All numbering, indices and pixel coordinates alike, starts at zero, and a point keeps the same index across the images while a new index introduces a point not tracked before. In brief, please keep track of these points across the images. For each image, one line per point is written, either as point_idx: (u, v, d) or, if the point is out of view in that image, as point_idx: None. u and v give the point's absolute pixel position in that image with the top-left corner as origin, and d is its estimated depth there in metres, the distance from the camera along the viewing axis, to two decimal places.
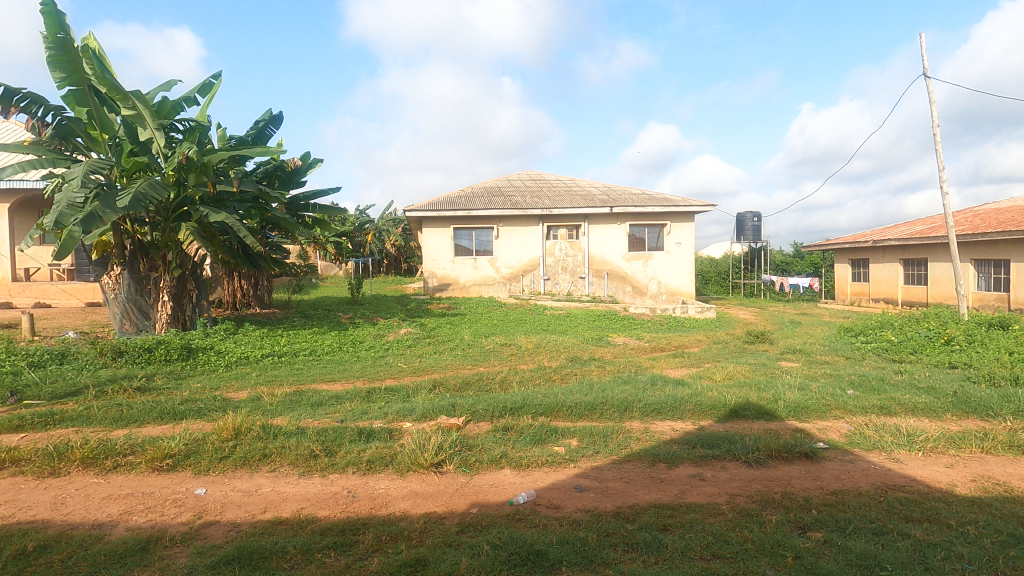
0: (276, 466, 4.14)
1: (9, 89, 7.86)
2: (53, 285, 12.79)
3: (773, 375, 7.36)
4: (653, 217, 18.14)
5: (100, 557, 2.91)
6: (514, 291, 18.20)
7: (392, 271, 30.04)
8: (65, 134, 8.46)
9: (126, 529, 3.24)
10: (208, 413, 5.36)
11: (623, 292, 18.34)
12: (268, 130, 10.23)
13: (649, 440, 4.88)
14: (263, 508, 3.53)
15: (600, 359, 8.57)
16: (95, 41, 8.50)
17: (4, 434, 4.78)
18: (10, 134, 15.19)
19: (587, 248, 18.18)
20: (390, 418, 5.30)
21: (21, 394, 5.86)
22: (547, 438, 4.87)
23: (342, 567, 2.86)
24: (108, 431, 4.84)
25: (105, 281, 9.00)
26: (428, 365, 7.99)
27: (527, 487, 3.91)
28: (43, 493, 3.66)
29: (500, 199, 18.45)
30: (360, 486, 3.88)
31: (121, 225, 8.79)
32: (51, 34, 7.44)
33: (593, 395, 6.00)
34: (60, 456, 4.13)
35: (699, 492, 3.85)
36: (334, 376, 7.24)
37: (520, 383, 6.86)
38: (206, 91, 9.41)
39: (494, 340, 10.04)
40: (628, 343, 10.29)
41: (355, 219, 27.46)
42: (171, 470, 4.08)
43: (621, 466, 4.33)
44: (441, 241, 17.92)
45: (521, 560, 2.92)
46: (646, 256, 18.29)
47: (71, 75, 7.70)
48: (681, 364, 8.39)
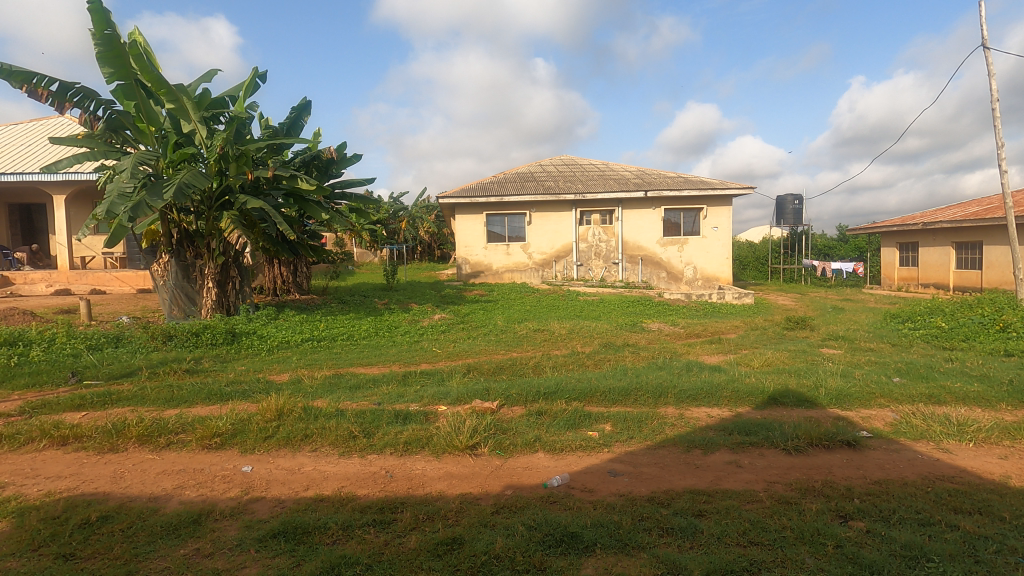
0: (317, 446, 4.29)
1: (65, 84, 8.22)
2: (107, 273, 13.44)
3: (814, 362, 7.14)
4: (689, 201, 17.75)
5: (156, 528, 3.08)
6: (547, 277, 18.16)
7: (425, 258, 30.50)
8: (115, 127, 8.74)
9: (180, 502, 3.42)
10: (252, 394, 5.58)
11: (658, 278, 18.06)
12: (301, 121, 10.44)
13: (684, 425, 4.83)
14: (306, 486, 3.66)
15: (634, 345, 8.48)
16: (140, 36, 8.75)
17: (66, 412, 5.08)
18: (65, 128, 15.93)
19: (621, 233, 17.95)
20: (426, 401, 5.40)
21: (81, 374, 6.22)
22: (581, 422, 4.88)
23: (381, 544, 2.95)
24: (161, 411, 5.09)
25: (155, 268, 9.38)
26: (462, 350, 8.09)
27: (560, 470, 3.94)
28: (104, 467, 3.90)
29: (532, 184, 18.38)
30: (397, 466, 3.98)
31: (168, 215, 9.09)
32: (98, 31, 7.65)
33: (627, 381, 5.97)
34: (117, 433, 4.37)
35: (735, 479, 3.80)
36: (371, 360, 7.41)
37: (553, 368, 6.90)
38: (247, 85, 9.62)
39: (527, 325, 10.09)
40: (663, 329, 10.16)
41: (390, 206, 27.70)
42: (220, 448, 4.27)
43: (655, 451, 4.31)
44: (474, 228, 17.98)
45: (556, 541, 2.96)
46: (681, 241, 17.95)
47: (119, 70, 7.94)
48: (717, 350, 8.23)
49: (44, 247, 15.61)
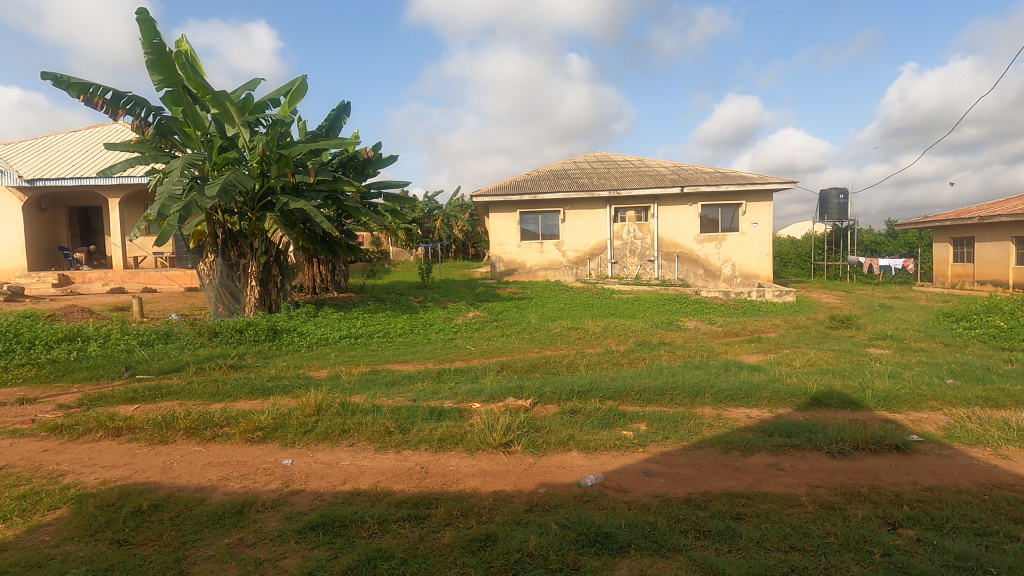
0: (354, 441, 4.38)
1: (118, 92, 8.61)
2: (157, 272, 14.06)
3: (861, 362, 6.87)
4: (727, 197, 17.35)
5: (202, 518, 3.21)
6: (581, 275, 18.02)
7: (459, 256, 30.78)
8: (164, 132, 9.12)
9: (224, 493, 3.54)
10: (293, 390, 5.74)
11: (695, 276, 17.72)
12: (339, 123, 10.66)
13: (722, 426, 4.72)
14: (343, 480, 3.74)
15: (670, 343, 8.34)
16: (187, 45, 9.09)
17: (120, 404, 5.35)
18: (118, 135, 16.71)
19: (657, 230, 17.67)
20: (460, 398, 5.45)
21: (134, 368, 6.53)
22: (615, 422, 4.83)
23: (416, 538, 3.00)
24: (207, 405, 5.29)
25: (201, 267, 9.76)
26: (496, 348, 8.11)
27: (595, 470, 3.91)
28: (155, 458, 4.08)
29: (566, 182, 18.27)
30: (432, 462, 4.02)
31: (214, 215, 9.43)
32: (147, 40, 7.97)
33: (663, 380, 5.88)
34: (167, 425, 4.57)
35: (776, 482, 3.70)
36: (407, 357, 7.52)
37: (587, 366, 6.85)
38: (288, 89, 9.87)
39: (562, 323, 10.04)
40: (701, 328, 9.95)
41: (425, 205, 27.94)
42: (262, 441, 4.40)
43: (691, 452, 4.22)
44: (508, 226, 18.00)
45: (589, 541, 2.94)
46: (719, 238, 17.55)
47: (168, 77, 8.27)
48: (757, 350, 8.00)
49: (100, 248, 16.43)
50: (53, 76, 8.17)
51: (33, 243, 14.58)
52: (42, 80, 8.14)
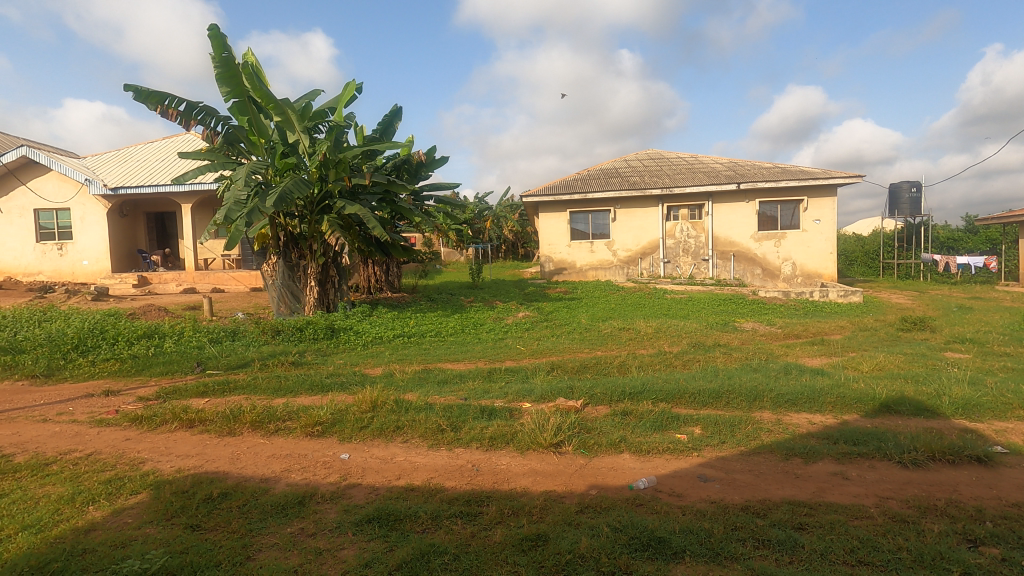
0: (407, 438, 4.49)
1: (190, 103, 9.17)
2: (225, 273, 14.87)
3: (936, 367, 6.42)
4: (787, 193, 16.64)
5: (267, 507, 3.37)
6: (632, 274, 17.74)
7: (509, 256, 30.96)
8: (231, 140, 9.64)
9: (286, 484, 3.71)
10: (349, 387, 5.94)
11: (752, 275, 17.10)
12: (392, 127, 10.94)
13: (782, 432, 4.52)
14: (398, 475, 3.84)
15: (726, 345, 8.09)
16: (252, 57, 9.56)
17: (193, 397, 5.70)
18: (190, 144, 17.80)
19: (711, 228, 17.17)
20: (510, 398, 5.48)
21: (205, 364, 6.93)
22: (668, 425, 4.72)
23: (468, 535, 3.04)
24: (271, 399, 5.55)
25: (265, 268, 10.22)
26: (546, 348, 8.11)
27: (647, 473, 3.84)
28: (224, 449, 4.32)
29: (617, 180, 18.02)
30: (483, 460, 4.07)
31: (277, 219, 9.78)
32: (217, 54, 8.41)
33: (718, 383, 5.70)
34: (235, 419, 4.83)
35: (841, 492, 3.52)
36: (458, 356, 7.63)
37: (639, 367, 6.73)
38: (345, 96, 10.23)
39: (612, 324, 9.91)
40: (758, 329, 9.58)
41: (476, 206, 28.25)
42: (322, 435, 4.59)
43: (749, 458, 4.08)
44: (558, 226, 17.93)
45: (642, 545, 2.89)
46: (778, 236, 16.87)
47: (234, 88, 8.72)
48: (820, 353, 7.64)
49: (174, 250, 17.51)
50: (134, 88, 8.80)
51: (116, 247, 15.72)
52: (125, 93, 8.78)
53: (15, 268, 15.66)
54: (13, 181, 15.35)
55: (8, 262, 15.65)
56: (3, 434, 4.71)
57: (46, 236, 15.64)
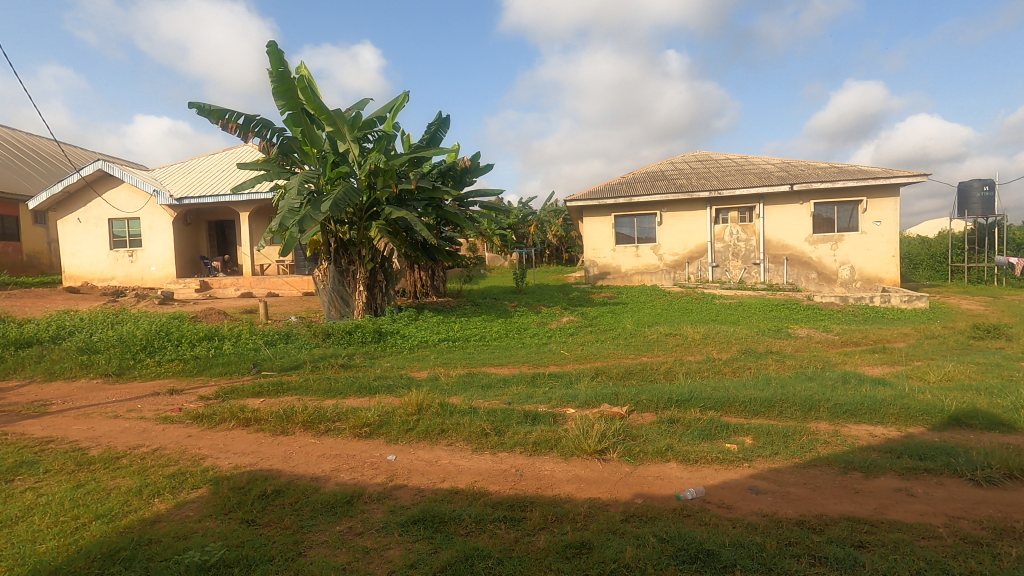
0: (452, 441, 4.54)
1: (248, 117, 9.62)
2: (279, 278, 15.49)
3: (1013, 379, 5.98)
4: (845, 193, 15.92)
5: (317, 505, 3.48)
6: (679, 279, 17.36)
7: (553, 261, 30.90)
8: (285, 151, 10.04)
9: (336, 483, 3.82)
10: (396, 389, 6.05)
11: (807, 280, 16.44)
12: (438, 134, 11.14)
13: (840, 444, 4.31)
14: (442, 478, 3.89)
15: (778, 352, 7.79)
16: (305, 70, 9.95)
17: (249, 397, 5.96)
18: (249, 155, 18.67)
19: (763, 231, 16.61)
20: (554, 403, 5.46)
21: (260, 365, 7.23)
22: (717, 434, 4.59)
23: (511, 540, 3.04)
24: (321, 400, 5.74)
25: (317, 274, 10.55)
26: (590, 353, 8.03)
27: (695, 483, 3.74)
28: (277, 447, 4.49)
29: (663, 183, 17.70)
30: (527, 465, 4.06)
31: (327, 225, 10.17)
32: (274, 69, 8.78)
33: (770, 391, 5.49)
34: (288, 419, 5.01)
35: (905, 509, 3.32)
36: (502, 361, 7.66)
37: (686, 374, 6.57)
38: (393, 106, 10.49)
39: (658, 329, 9.74)
40: (814, 336, 9.18)
41: (520, 211, 28.36)
42: (370, 436, 4.70)
43: (804, 470, 3.91)
44: (602, 230, 17.76)
45: (690, 557, 2.81)
46: (835, 238, 16.16)
47: (289, 102, 9.09)
48: (882, 361, 7.24)
49: (233, 257, 18.37)
50: (198, 105, 9.30)
51: (180, 254, 16.63)
52: (189, 109, 9.29)
53: (91, 273, 16.80)
54: (90, 193, 16.51)
55: (85, 268, 16.82)
56: (80, 428, 5.06)
57: (118, 244, 16.72)
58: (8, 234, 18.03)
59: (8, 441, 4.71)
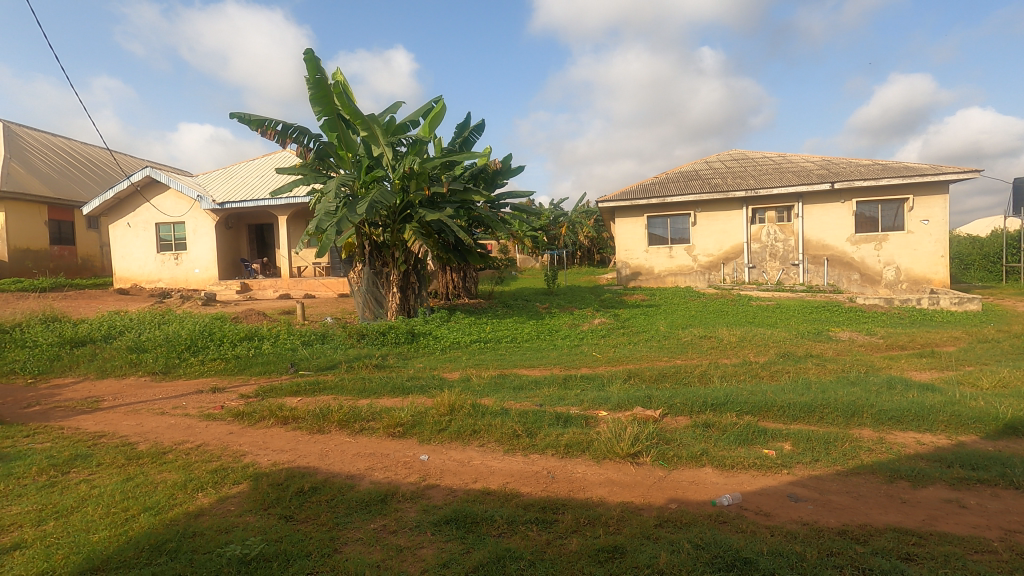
0: (484, 442, 4.56)
1: (287, 124, 9.89)
2: (316, 280, 15.87)
3: None
4: (889, 191, 15.32)
5: (352, 503, 3.54)
6: (714, 280, 17.02)
7: (585, 262, 30.74)
8: (322, 155, 10.28)
9: (370, 482, 3.88)
10: (428, 390, 6.12)
11: (849, 281, 15.90)
12: (471, 138, 11.22)
13: (884, 452, 4.15)
14: (474, 479, 3.91)
15: (818, 356, 7.56)
16: (341, 76, 10.16)
17: (287, 396, 6.12)
18: (286, 159, 19.19)
19: (802, 231, 16.15)
20: (586, 405, 5.43)
21: (298, 364, 7.41)
22: (754, 439, 4.48)
23: (543, 542, 3.03)
24: (356, 400, 5.85)
25: (352, 275, 10.75)
26: (622, 356, 7.96)
27: (731, 488, 3.66)
28: (314, 445, 4.60)
29: (698, 183, 17.38)
30: (559, 468, 4.05)
31: (362, 228, 10.35)
32: (311, 76, 9.00)
33: (810, 396, 5.32)
34: (324, 417, 5.13)
35: (957, 522, 3.17)
36: (533, 362, 7.66)
37: (721, 377, 6.44)
38: (427, 110, 10.62)
39: (693, 332, 9.56)
40: (856, 339, 8.86)
41: (552, 213, 28.29)
42: (403, 436, 4.77)
43: (847, 478, 3.77)
44: (635, 231, 17.57)
45: (726, 565, 2.75)
46: (879, 238, 15.57)
47: (326, 107, 9.30)
48: (930, 366, 6.94)
49: (272, 259, 18.90)
50: (239, 115, 9.62)
51: (222, 256, 17.21)
52: (231, 119, 9.61)
53: (140, 275, 17.53)
54: (139, 199, 17.26)
55: (134, 270, 17.56)
56: (129, 424, 5.29)
57: (164, 248, 17.40)
58: (64, 238, 19.02)
59: (64, 435, 4.96)
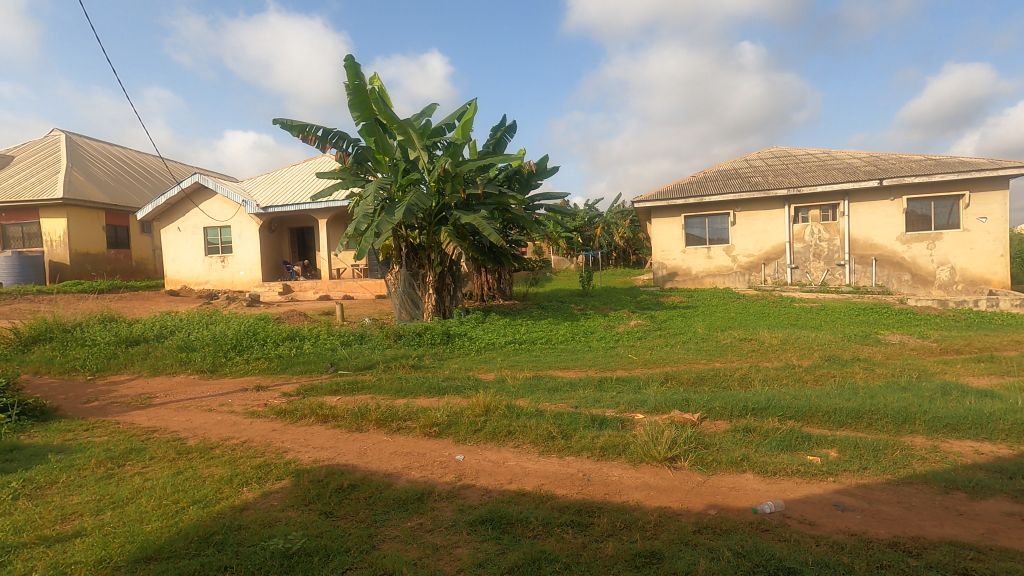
0: (519, 443, 4.56)
1: (327, 129, 10.14)
2: (354, 282, 16.21)
3: None
4: (943, 187, 14.61)
5: (390, 500, 3.60)
6: (754, 281, 16.57)
7: (620, 263, 30.41)
8: (360, 160, 10.47)
9: (407, 481, 3.94)
10: (464, 391, 6.17)
11: (899, 282, 15.24)
12: (504, 139, 11.27)
13: (939, 461, 3.95)
14: (510, 479, 3.92)
15: (866, 360, 7.26)
16: (379, 81, 10.36)
17: (327, 394, 6.28)
18: (326, 164, 19.70)
19: (848, 230, 15.56)
20: (622, 408, 5.36)
21: (337, 364, 7.59)
22: (798, 445, 4.33)
23: (579, 546, 3.01)
24: (393, 400, 5.94)
25: (389, 277, 10.93)
26: (659, 358, 7.83)
27: (774, 496, 3.55)
28: (353, 444, 4.70)
29: (737, 181, 16.96)
30: (595, 470, 4.01)
31: (399, 231, 10.51)
32: (350, 82, 9.21)
33: (857, 402, 5.12)
34: (362, 416, 5.23)
35: (1020, 537, 2.99)
36: (568, 364, 7.62)
37: (762, 381, 6.25)
38: (461, 113, 10.72)
39: (732, 334, 9.32)
40: (907, 342, 8.46)
41: (586, 213, 28.10)
42: (439, 436, 4.82)
43: (898, 488, 3.61)
44: (671, 232, 17.27)
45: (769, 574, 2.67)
46: (932, 237, 14.87)
47: (364, 113, 9.49)
48: (989, 372, 6.56)
49: (312, 261, 19.41)
50: (282, 122, 9.92)
51: (265, 259, 17.77)
52: (274, 125, 9.92)
53: (189, 277, 18.28)
54: (188, 204, 18.01)
55: (183, 272, 18.32)
56: (179, 420, 5.52)
57: (212, 251, 18.09)
58: (120, 242, 20.01)
59: (119, 429, 5.22)
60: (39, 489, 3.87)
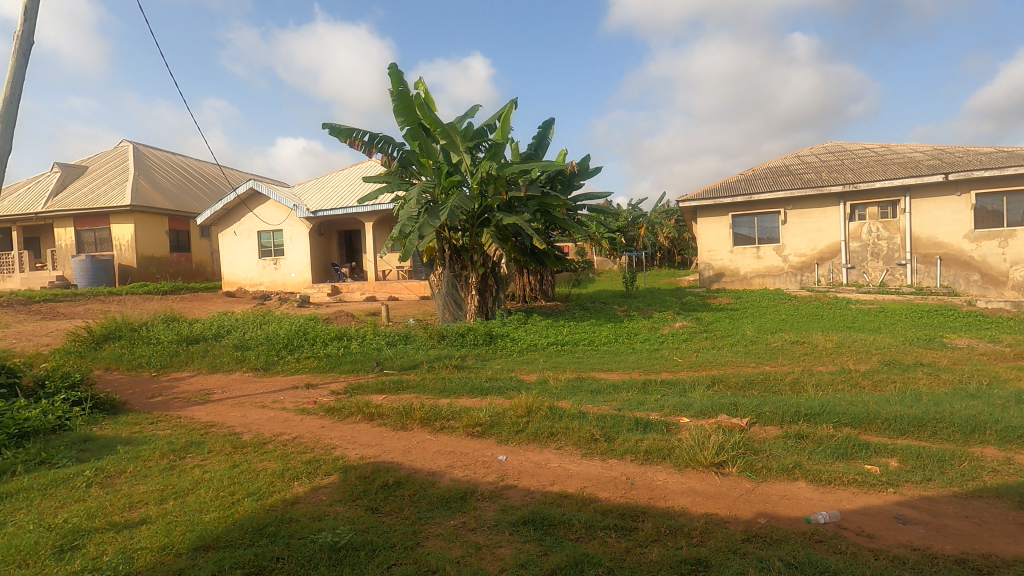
0: (562, 445, 4.54)
1: (373, 134, 10.40)
2: (399, 283, 16.53)
3: None
4: (1016, 181, 13.65)
5: (434, 499, 3.66)
6: (807, 282, 15.94)
7: (665, 264, 29.82)
8: (405, 164, 10.69)
9: (450, 479, 3.99)
10: (506, 391, 6.19)
11: (967, 282, 14.35)
12: (546, 139, 11.25)
13: (1013, 474, 3.68)
14: (552, 481, 3.91)
15: (930, 365, 6.85)
16: (422, 86, 10.55)
17: (373, 393, 6.44)
18: (372, 168, 20.15)
19: (910, 228, 14.76)
20: (667, 412, 5.25)
21: (383, 363, 7.77)
22: (854, 453, 4.14)
23: (622, 550, 2.97)
24: (436, 399, 6.03)
25: (433, 278, 11.09)
26: (705, 361, 7.63)
27: (828, 505, 3.41)
28: (398, 441, 4.80)
29: (788, 178, 16.36)
30: (638, 474, 3.95)
31: (442, 233, 10.66)
32: (394, 89, 9.42)
33: (921, 409, 4.84)
34: (407, 415, 5.33)
35: None
36: (611, 366, 7.53)
37: (816, 386, 6.00)
38: (502, 114, 10.78)
39: (783, 337, 8.98)
40: (977, 347, 7.93)
41: (630, 213, 27.69)
42: (481, 436, 4.86)
43: (966, 501, 3.39)
44: (718, 231, 16.81)
45: None
46: (1004, 234, 13.93)
47: (409, 118, 9.69)
48: None
49: (359, 263, 19.92)
50: (331, 126, 10.24)
51: (315, 261, 18.36)
52: (324, 130, 10.25)
53: (244, 279, 19.09)
54: (243, 209, 18.82)
55: (239, 274, 19.15)
56: (235, 415, 5.78)
57: (265, 253, 18.83)
58: (181, 246, 21.11)
59: (181, 423, 5.51)
60: (110, 477, 4.13)
